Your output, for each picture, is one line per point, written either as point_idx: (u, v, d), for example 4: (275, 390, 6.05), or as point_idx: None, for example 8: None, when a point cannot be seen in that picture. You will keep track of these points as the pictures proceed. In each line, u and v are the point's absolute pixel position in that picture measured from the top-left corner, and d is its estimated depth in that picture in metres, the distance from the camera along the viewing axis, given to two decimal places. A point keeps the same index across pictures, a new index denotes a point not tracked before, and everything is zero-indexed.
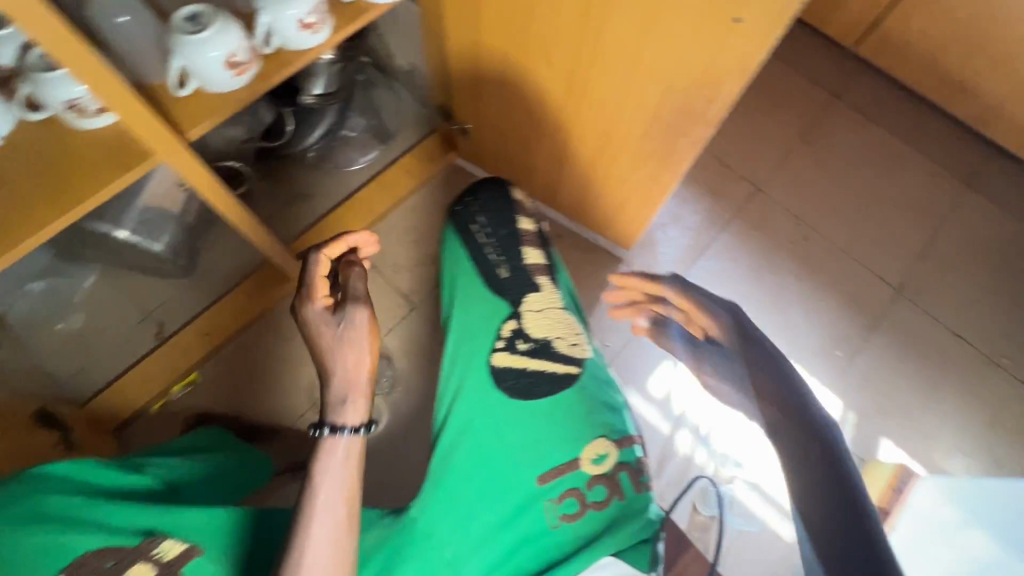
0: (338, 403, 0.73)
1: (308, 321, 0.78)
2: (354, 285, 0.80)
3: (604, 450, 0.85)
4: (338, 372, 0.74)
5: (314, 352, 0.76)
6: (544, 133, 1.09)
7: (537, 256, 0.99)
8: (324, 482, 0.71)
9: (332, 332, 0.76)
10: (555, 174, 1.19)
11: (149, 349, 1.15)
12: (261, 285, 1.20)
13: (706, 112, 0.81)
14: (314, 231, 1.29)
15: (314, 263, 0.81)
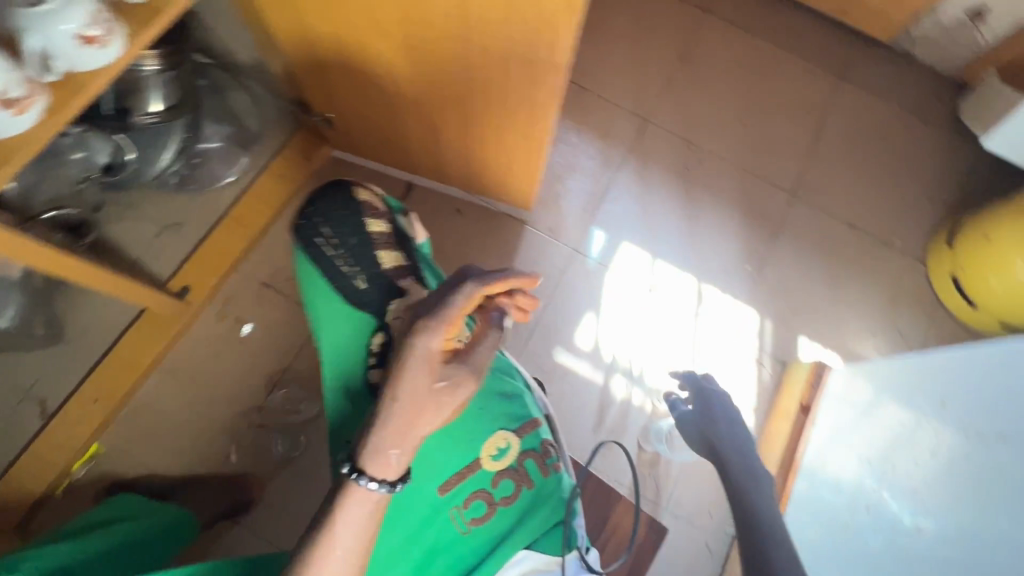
0: (382, 452, 0.64)
1: (405, 346, 0.66)
2: (472, 357, 0.72)
3: (505, 444, 0.81)
4: (394, 416, 0.65)
5: (392, 383, 0.65)
6: (406, 113, 1.02)
7: (395, 259, 0.80)
8: (341, 535, 0.63)
9: (431, 376, 0.66)
10: (433, 151, 1.13)
11: (36, 429, 1.03)
12: (147, 330, 1.11)
13: (552, 60, 0.76)
14: (192, 263, 1.17)
15: (461, 303, 0.68)
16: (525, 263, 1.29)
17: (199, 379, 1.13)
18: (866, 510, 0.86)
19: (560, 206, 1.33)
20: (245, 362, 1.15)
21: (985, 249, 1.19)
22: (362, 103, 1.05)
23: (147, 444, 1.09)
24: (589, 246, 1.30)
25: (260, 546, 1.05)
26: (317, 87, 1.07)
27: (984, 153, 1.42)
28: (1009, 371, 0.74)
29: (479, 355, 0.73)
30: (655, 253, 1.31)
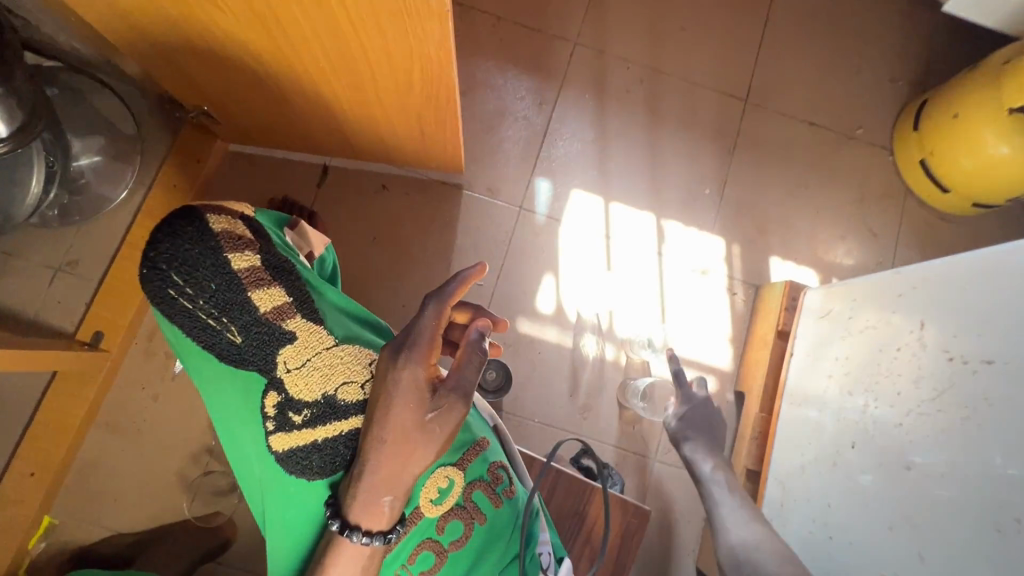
0: (374, 499, 0.45)
1: (377, 385, 0.46)
2: (459, 377, 0.47)
3: (449, 482, 0.51)
4: (376, 468, 0.45)
5: (369, 441, 0.45)
6: (285, 91, 0.86)
7: (277, 292, 0.47)
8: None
9: (415, 421, 0.45)
10: (332, 128, 0.98)
11: None
12: (74, 389, 1.01)
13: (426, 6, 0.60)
14: (99, 304, 1.04)
15: (432, 320, 0.47)
16: (468, 233, 1.17)
17: (142, 427, 1.04)
18: (852, 446, 0.75)
19: (497, 161, 1.20)
20: (188, 399, 1.06)
21: (953, 128, 1.09)
22: (234, 91, 0.89)
23: (103, 503, 1.02)
24: (536, 201, 1.19)
25: None
26: (175, 78, 0.90)
27: (946, 17, 1.29)
28: (1011, 275, 0.59)
29: (466, 374, 0.48)
30: (607, 196, 1.20)
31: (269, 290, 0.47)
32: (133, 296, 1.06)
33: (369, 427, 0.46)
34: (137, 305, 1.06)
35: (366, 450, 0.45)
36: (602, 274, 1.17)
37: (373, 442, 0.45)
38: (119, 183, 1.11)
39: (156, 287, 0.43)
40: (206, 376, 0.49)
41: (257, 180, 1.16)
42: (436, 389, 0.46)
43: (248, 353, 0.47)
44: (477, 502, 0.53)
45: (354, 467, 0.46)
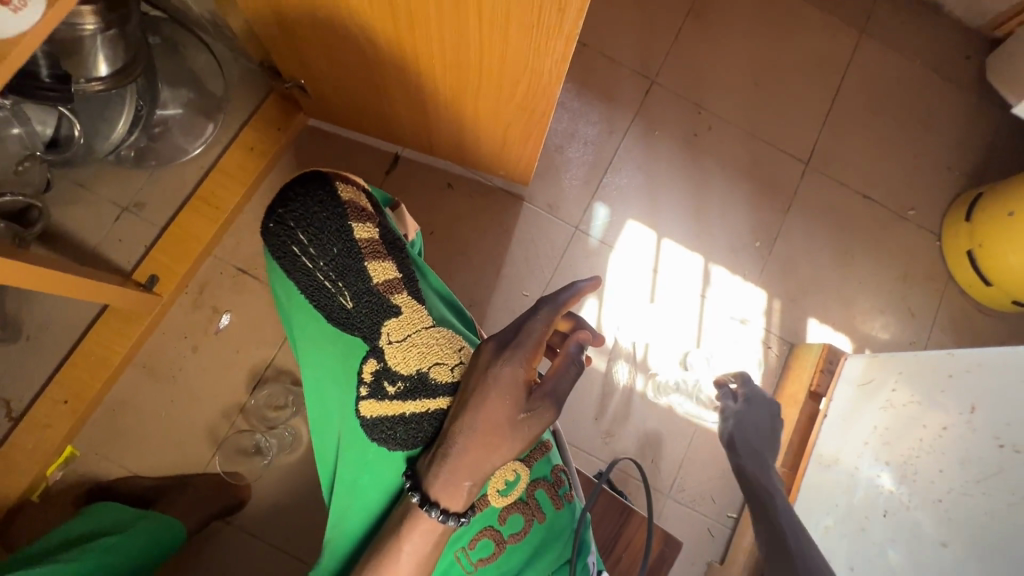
0: (453, 483, 0.46)
1: (475, 376, 0.48)
2: (555, 384, 0.49)
3: (515, 476, 0.53)
4: (463, 453, 0.46)
5: (456, 427, 0.47)
6: (389, 80, 0.89)
7: (389, 266, 0.50)
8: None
9: (508, 418, 0.46)
10: (420, 120, 1.01)
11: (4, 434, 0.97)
12: (120, 327, 1.02)
13: (558, 25, 0.64)
14: (158, 248, 1.06)
15: (541, 325, 0.49)
16: (523, 243, 1.20)
17: (177, 375, 1.06)
18: (883, 514, 0.77)
19: (560, 179, 1.23)
20: (226, 355, 1.07)
21: (1007, 227, 1.12)
22: (339, 72, 0.93)
23: (126, 442, 1.03)
24: (592, 224, 1.22)
25: (251, 546, 1.00)
26: (284, 51, 0.93)
27: (1008, 120, 1.33)
28: None
29: (561, 382, 0.49)
30: (661, 231, 1.23)
31: (381, 262, 0.50)
32: (190, 246, 1.08)
33: (458, 415, 0.47)
34: (191, 255, 1.08)
35: (453, 435, 0.47)
36: (645, 305, 1.19)
37: (463, 431, 0.46)
38: (195, 138, 1.14)
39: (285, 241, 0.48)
40: (309, 335, 0.52)
41: (330, 157, 1.19)
42: (533, 389, 0.48)
43: (356, 319, 0.50)
44: (538, 500, 0.55)
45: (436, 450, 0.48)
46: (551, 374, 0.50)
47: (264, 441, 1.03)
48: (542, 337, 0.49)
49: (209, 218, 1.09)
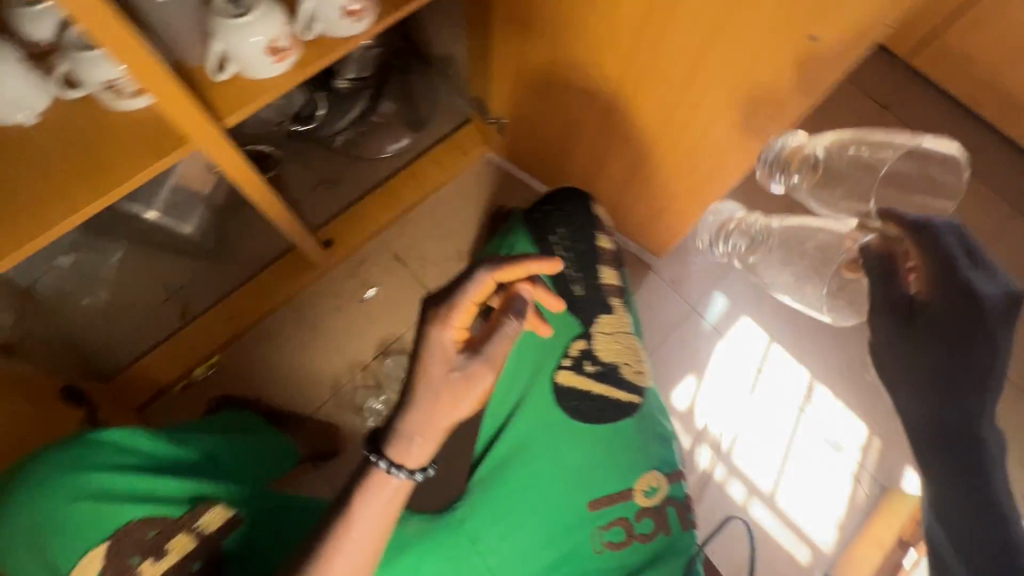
0: (395, 437, 0.67)
1: (417, 342, 0.70)
2: (491, 349, 0.71)
3: (656, 484, 0.91)
4: (423, 407, 0.67)
5: (408, 382, 0.68)
6: (584, 137, 1.05)
7: (609, 273, 1.03)
8: (364, 503, 0.66)
9: (444, 373, 0.68)
10: (591, 175, 1.16)
11: (177, 329, 1.16)
12: (292, 271, 1.20)
13: (766, 126, 0.76)
14: (342, 218, 1.26)
15: (475, 289, 0.70)
16: (640, 306, 1.28)
17: (317, 325, 1.21)
18: None
19: (689, 260, 1.30)
20: (363, 323, 1.21)
21: None
22: (542, 121, 1.11)
23: (259, 368, 1.18)
24: (708, 310, 1.27)
25: (327, 495, 1.11)
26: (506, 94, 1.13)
27: None
28: None
29: (496, 348, 0.71)
30: (773, 336, 1.25)
31: (607, 270, 1.04)
32: (365, 223, 1.27)
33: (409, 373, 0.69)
34: (363, 232, 1.26)
35: (405, 386, 0.68)
36: (744, 397, 1.22)
37: (409, 383, 0.68)
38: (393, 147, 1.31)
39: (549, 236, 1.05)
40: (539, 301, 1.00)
41: (496, 186, 1.36)
42: (468, 351, 0.70)
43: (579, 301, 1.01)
44: (668, 512, 0.91)
45: (400, 397, 0.69)
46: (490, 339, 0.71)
47: (376, 407, 1.15)
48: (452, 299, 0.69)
49: (387, 208, 1.29)
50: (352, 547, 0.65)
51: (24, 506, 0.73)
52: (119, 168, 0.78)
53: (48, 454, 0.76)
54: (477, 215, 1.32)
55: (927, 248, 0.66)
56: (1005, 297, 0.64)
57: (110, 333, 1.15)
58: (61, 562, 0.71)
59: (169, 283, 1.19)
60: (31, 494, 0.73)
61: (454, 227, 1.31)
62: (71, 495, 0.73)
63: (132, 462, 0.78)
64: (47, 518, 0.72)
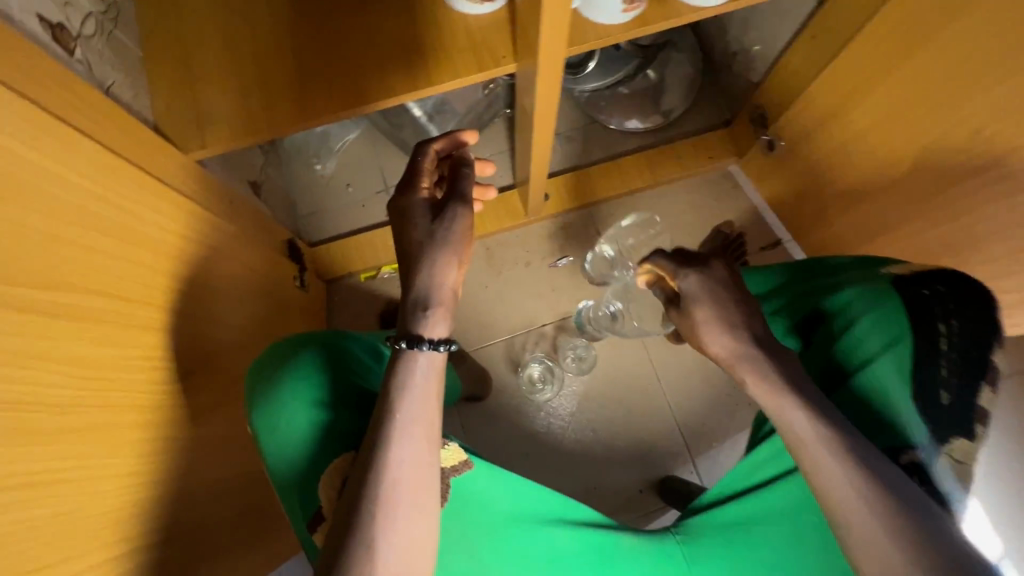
0: (419, 308, 0.58)
1: (402, 212, 0.64)
2: (454, 194, 0.64)
3: None
4: (414, 280, 0.60)
5: (406, 255, 0.61)
6: (890, 194, 0.89)
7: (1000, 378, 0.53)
8: (410, 390, 0.55)
9: (426, 228, 0.62)
10: (864, 235, 0.99)
11: (383, 224, 1.20)
12: (502, 212, 1.18)
13: None
14: (564, 177, 1.21)
15: (426, 160, 0.67)
16: None
17: (504, 272, 1.19)
18: None
19: None
20: (545, 287, 1.18)
21: None
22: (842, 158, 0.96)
23: None
24: None
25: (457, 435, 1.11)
26: (813, 117, 1.00)
27: None
28: None
29: (462, 186, 0.65)
30: None
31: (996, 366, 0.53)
32: (585, 191, 1.21)
33: (402, 259, 0.62)
34: (580, 199, 1.21)
35: (410, 263, 0.60)
36: None
37: (405, 258, 0.61)
38: (637, 121, 1.26)
39: (925, 317, 0.57)
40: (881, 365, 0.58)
41: (725, 202, 1.23)
42: (440, 208, 0.63)
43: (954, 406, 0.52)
44: None
45: (403, 280, 0.60)
46: (450, 189, 0.65)
47: (534, 375, 1.13)
48: (415, 179, 0.65)
49: (609, 183, 1.22)
50: (408, 439, 0.53)
51: (258, 396, 0.59)
52: (444, 67, 0.78)
53: (293, 354, 0.61)
54: (695, 225, 1.22)
55: (725, 290, 0.60)
56: (730, 349, 0.57)
57: (326, 204, 1.22)
58: (293, 456, 0.56)
59: (387, 178, 1.23)
60: (264, 385, 0.59)
61: (669, 227, 1.22)
62: (303, 401, 0.58)
63: (355, 378, 0.63)
64: (300, 409, 0.57)
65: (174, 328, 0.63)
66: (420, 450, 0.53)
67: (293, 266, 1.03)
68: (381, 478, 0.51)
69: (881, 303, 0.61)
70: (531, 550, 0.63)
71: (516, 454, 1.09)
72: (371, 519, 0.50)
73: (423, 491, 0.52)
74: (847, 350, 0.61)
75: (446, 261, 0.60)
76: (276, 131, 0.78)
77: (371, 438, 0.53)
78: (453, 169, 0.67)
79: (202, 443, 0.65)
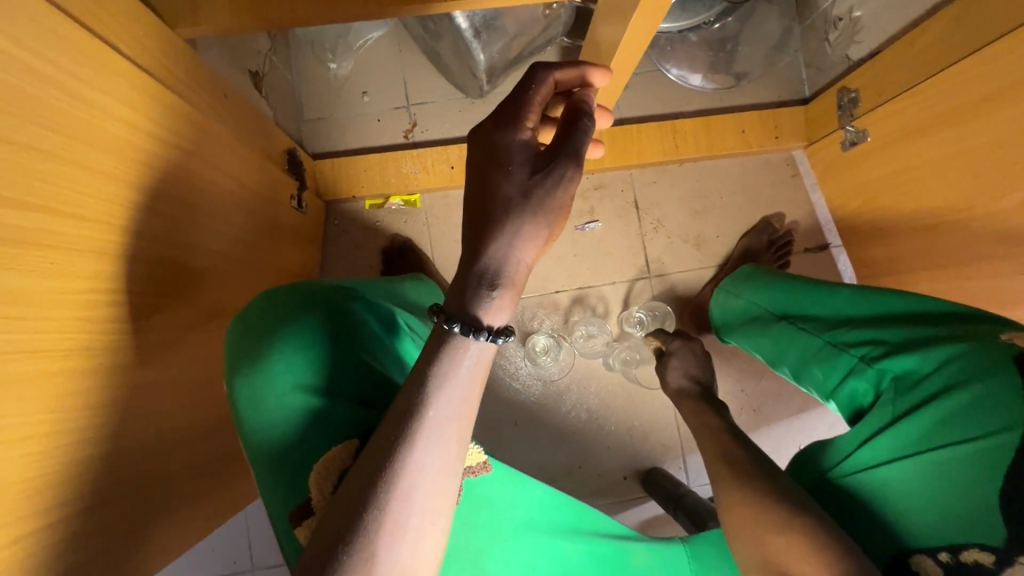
0: (483, 284, 0.44)
1: (490, 149, 0.46)
2: (565, 142, 0.47)
3: None
4: (487, 246, 0.44)
5: (483, 207, 0.45)
6: (981, 228, 0.78)
7: None
8: (449, 388, 0.43)
9: (519, 182, 0.45)
10: (931, 261, 0.89)
11: (398, 148, 1.05)
12: None
13: None
14: (611, 130, 1.06)
15: (537, 87, 0.49)
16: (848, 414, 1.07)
17: None
18: None
19: None
20: (565, 251, 1.08)
21: None
22: (937, 172, 0.83)
23: (448, 233, 1.06)
24: None
25: None
26: (914, 117, 0.85)
27: None
28: None
29: (577, 136, 0.47)
30: None
31: None
32: (630, 150, 1.07)
33: (474, 207, 0.46)
34: (623, 158, 1.07)
35: (479, 217, 0.45)
36: None
37: (481, 213, 0.45)
38: (704, 81, 1.09)
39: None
40: (957, 452, 0.50)
41: (780, 190, 1.11)
42: (545, 159, 0.46)
43: None
44: None
45: (467, 238, 0.45)
46: (559, 136, 0.48)
47: (540, 346, 1.05)
48: (517, 110, 0.48)
49: (659, 145, 1.07)
50: (439, 442, 0.42)
51: (245, 360, 0.51)
52: None
53: (290, 317, 0.54)
54: (742, 210, 1.10)
55: (699, 357, 0.82)
56: (681, 387, 0.79)
57: (337, 111, 1.06)
58: (270, 433, 0.49)
59: (411, 93, 1.06)
60: (252, 349, 0.52)
61: (712, 208, 1.10)
62: (290, 379, 0.50)
63: (362, 357, 0.54)
64: (284, 384, 0.50)
65: (140, 255, 0.52)
66: (445, 463, 0.42)
67: (291, 183, 0.90)
68: (395, 481, 0.40)
69: (991, 375, 0.51)
70: (540, 563, 0.56)
71: (505, 421, 1.04)
72: (371, 532, 0.39)
73: (443, 507, 0.42)
74: (933, 419, 0.53)
75: (534, 233, 0.45)
76: (289, 18, 0.64)
77: (393, 425, 0.42)
78: (569, 112, 0.48)
79: (170, 386, 0.57)
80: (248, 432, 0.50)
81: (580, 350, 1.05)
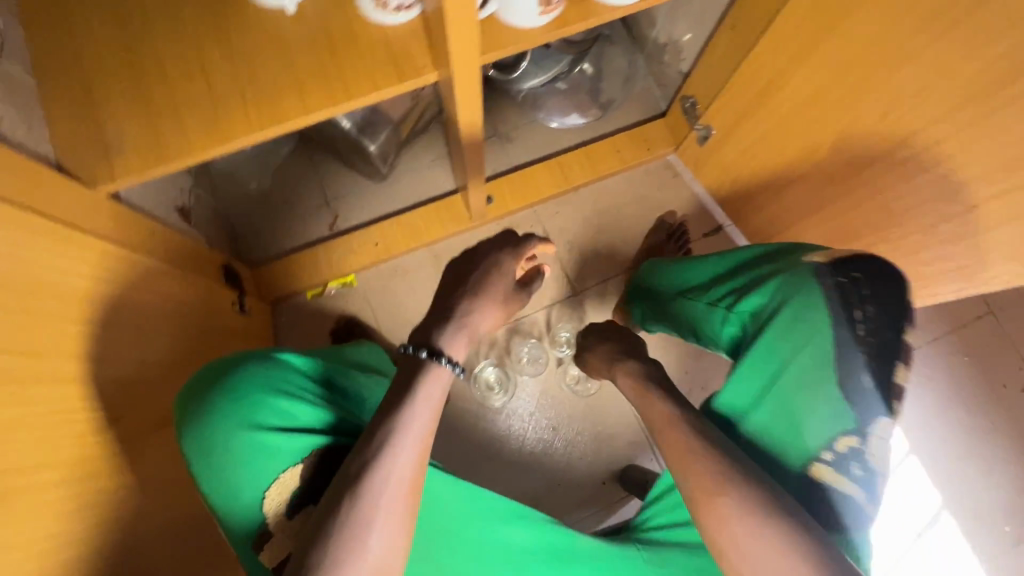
0: (456, 325, 0.65)
1: (500, 264, 0.72)
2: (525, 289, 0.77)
3: None
4: (470, 310, 0.67)
5: (477, 288, 0.69)
6: (814, 178, 0.93)
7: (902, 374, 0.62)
8: (412, 412, 0.56)
9: (502, 291, 0.71)
10: (793, 217, 1.04)
11: (326, 239, 1.17)
12: (446, 218, 1.17)
13: None
14: (507, 179, 1.21)
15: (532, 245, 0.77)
16: None
17: None
18: None
19: None
20: None
21: None
22: (767, 146, 0.98)
23: (387, 302, 1.17)
24: None
25: None
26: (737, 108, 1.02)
27: None
28: None
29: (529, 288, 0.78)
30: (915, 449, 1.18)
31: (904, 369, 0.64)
32: (526, 191, 1.21)
33: (470, 284, 0.69)
34: (524, 199, 1.21)
35: (471, 292, 0.68)
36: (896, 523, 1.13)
37: (473, 290, 0.69)
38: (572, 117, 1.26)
39: (848, 309, 0.65)
40: (806, 354, 0.63)
41: (665, 191, 1.26)
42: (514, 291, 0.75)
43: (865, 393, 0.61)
44: None
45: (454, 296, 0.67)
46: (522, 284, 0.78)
47: (491, 379, 1.13)
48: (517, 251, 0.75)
49: (551, 180, 1.22)
50: (405, 453, 0.55)
51: (190, 424, 0.62)
52: (361, 79, 0.74)
53: (223, 380, 0.64)
54: (638, 216, 1.24)
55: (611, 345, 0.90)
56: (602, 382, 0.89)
57: (265, 223, 1.18)
58: (229, 477, 0.59)
59: (327, 191, 1.20)
60: (196, 411, 0.62)
61: (613, 220, 1.24)
62: (232, 427, 0.61)
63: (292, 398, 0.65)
64: (229, 437, 0.60)
65: (94, 380, 0.60)
66: (412, 468, 0.55)
67: (232, 292, 1.00)
68: (372, 488, 0.52)
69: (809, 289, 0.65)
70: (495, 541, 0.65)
71: (480, 458, 1.10)
72: (358, 526, 0.51)
73: (410, 501, 0.54)
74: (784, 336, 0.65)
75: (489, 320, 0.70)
76: (181, 159, 0.73)
77: (366, 447, 0.54)
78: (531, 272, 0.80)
79: (137, 489, 0.64)
80: (212, 481, 0.60)
81: (529, 373, 1.13)
